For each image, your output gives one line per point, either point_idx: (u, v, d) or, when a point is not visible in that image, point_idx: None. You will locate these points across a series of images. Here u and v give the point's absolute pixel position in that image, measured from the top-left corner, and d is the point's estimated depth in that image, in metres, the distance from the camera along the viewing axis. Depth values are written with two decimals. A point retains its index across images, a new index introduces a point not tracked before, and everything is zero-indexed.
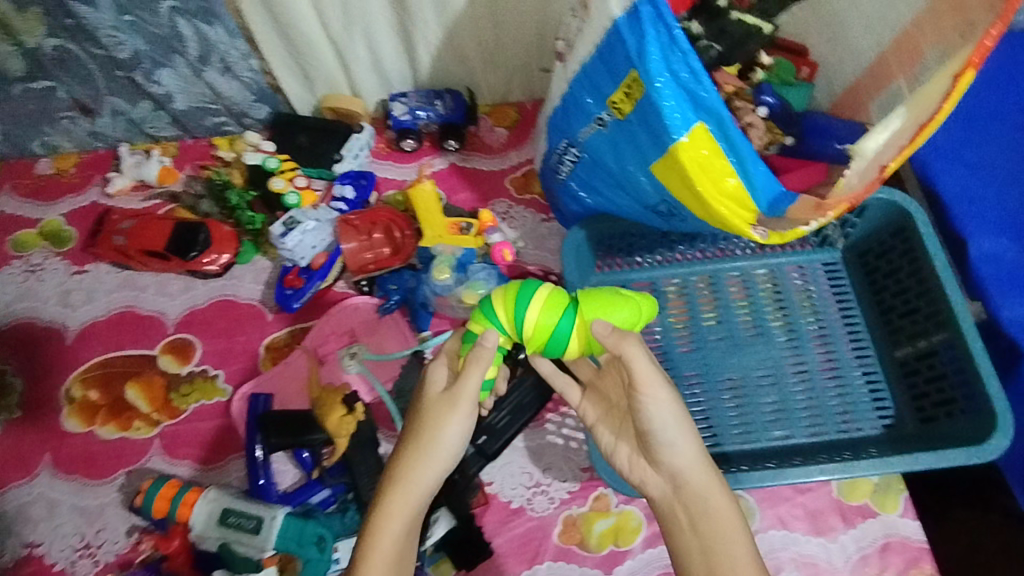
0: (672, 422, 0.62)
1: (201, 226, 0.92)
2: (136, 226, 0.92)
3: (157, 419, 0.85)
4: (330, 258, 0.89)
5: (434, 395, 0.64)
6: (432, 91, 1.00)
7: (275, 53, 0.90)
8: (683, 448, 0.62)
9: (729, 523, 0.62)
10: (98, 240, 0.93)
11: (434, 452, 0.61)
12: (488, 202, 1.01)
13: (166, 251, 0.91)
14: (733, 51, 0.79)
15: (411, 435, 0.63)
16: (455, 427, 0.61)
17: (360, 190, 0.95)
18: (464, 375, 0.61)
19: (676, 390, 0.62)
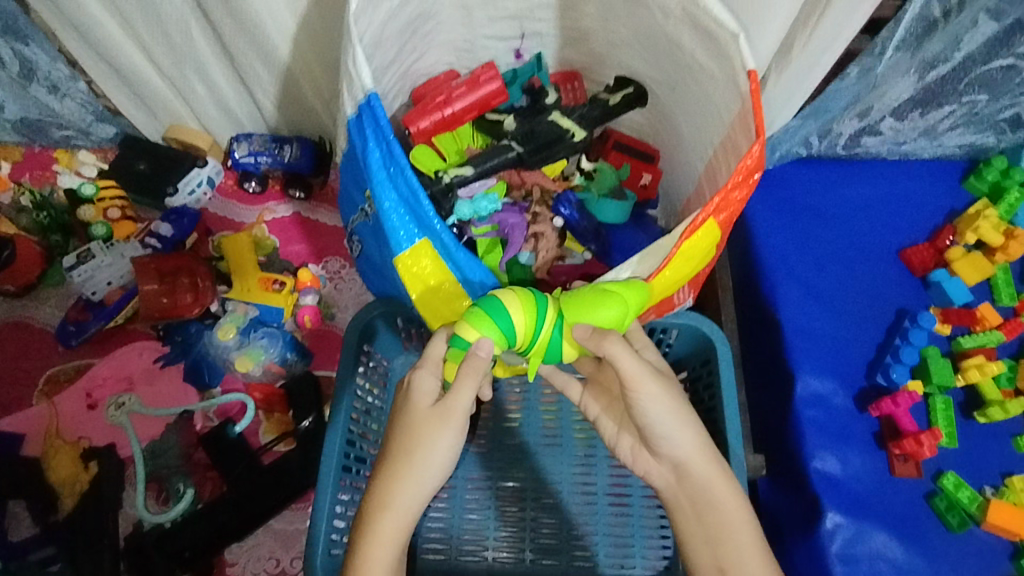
0: (667, 415, 0.58)
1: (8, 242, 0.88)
2: None
3: None
4: (125, 295, 0.85)
5: (423, 408, 0.57)
6: (279, 137, 0.97)
7: (103, 78, 0.88)
8: (685, 442, 0.59)
9: (734, 511, 0.61)
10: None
11: (426, 464, 0.56)
12: (321, 258, 0.97)
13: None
14: (536, 154, 0.75)
15: (406, 448, 0.57)
16: (446, 443, 0.56)
17: (179, 228, 0.91)
18: (458, 386, 0.56)
19: (667, 381, 0.58)
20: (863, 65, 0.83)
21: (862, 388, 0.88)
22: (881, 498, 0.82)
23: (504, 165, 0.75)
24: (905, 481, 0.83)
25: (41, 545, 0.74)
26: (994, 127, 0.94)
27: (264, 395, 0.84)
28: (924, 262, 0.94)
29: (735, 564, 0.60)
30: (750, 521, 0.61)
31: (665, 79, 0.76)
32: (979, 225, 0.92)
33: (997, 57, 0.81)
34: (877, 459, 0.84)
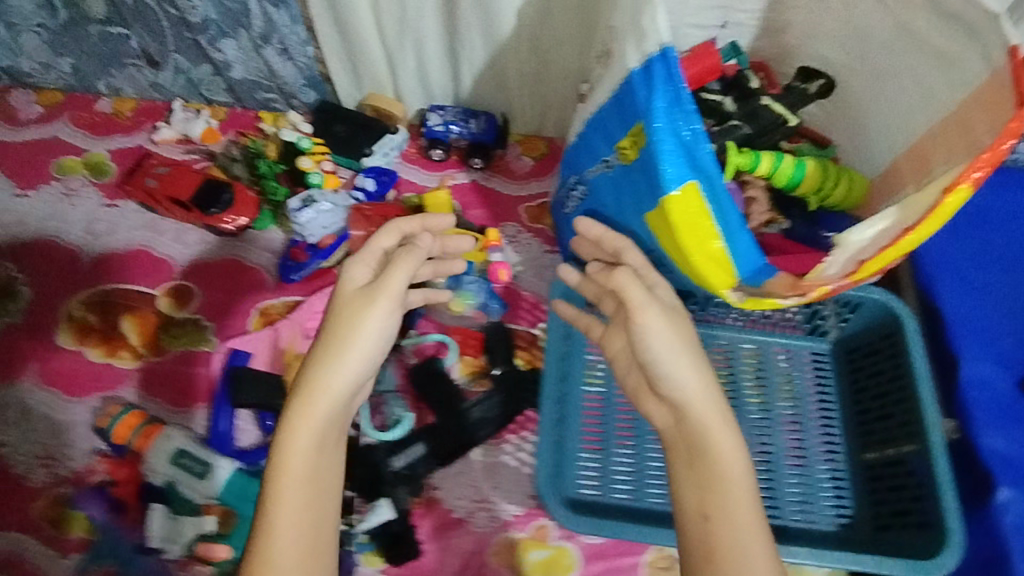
0: (668, 352, 0.65)
1: (228, 184, 0.99)
2: (170, 173, 0.99)
3: (142, 353, 0.90)
4: (337, 241, 0.95)
5: (351, 290, 0.66)
6: (470, 109, 1.05)
7: (330, 45, 0.96)
8: (690, 379, 0.64)
9: (735, 460, 0.63)
10: (131, 183, 0.99)
11: (353, 344, 0.63)
12: (499, 223, 1.05)
13: (190, 201, 0.97)
14: (760, 137, 0.82)
15: (335, 330, 0.63)
16: (375, 317, 0.64)
17: (381, 185, 1.00)
18: (391, 268, 0.66)
19: (674, 321, 0.66)
20: None
21: None
22: None
23: (736, 141, 0.80)
24: None
25: None
26: None
27: (463, 335, 0.92)
28: None
29: (725, 494, 0.62)
30: (750, 488, 0.63)
31: (865, 70, 0.83)
32: None
33: None
34: None
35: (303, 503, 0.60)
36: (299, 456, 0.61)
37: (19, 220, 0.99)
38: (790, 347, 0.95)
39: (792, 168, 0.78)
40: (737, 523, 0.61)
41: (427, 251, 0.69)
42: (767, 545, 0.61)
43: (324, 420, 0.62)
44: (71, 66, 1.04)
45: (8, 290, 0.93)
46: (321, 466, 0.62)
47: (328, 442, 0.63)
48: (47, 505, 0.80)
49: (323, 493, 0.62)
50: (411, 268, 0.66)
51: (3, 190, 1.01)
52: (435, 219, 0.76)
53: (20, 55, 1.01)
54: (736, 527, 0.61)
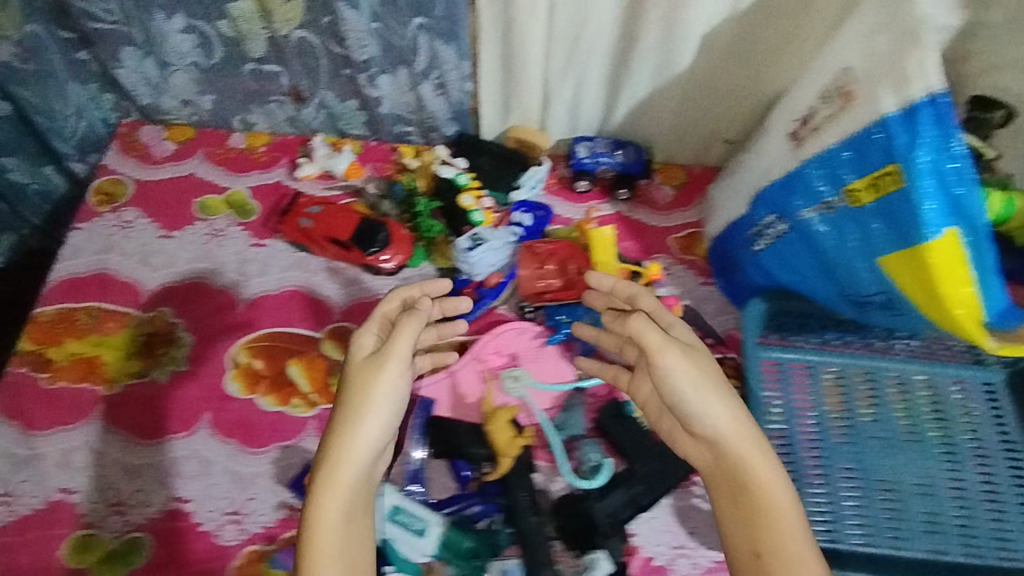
0: (692, 390, 0.69)
1: (383, 223, 0.97)
2: (324, 212, 0.97)
3: (314, 400, 0.88)
4: (504, 280, 0.93)
5: (360, 357, 0.71)
6: (616, 140, 1.04)
7: (489, 80, 0.95)
8: (720, 415, 0.69)
9: (776, 487, 0.67)
10: (286, 224, 0.97)
11: (374, 409, 0.67)
12: (651, 254, 1.03)
13: (349, 241, 0.95)
14: None
15: (351, 391, 0.68)
16: (388, 381, 0.68)
17: (537, 221, 0.98)
18: (396, 334, 0.70)
19: (691, 358, 0.70)
20: None
21: None
22: None
23: None
24: None
25: (473, 503, 0.80)
26: None
27: (642, 376, 0.89)
28: None
29: (770, 516, 0.67)
30: (792, 506, 0.67)
31: None
32: None
33: None
34: None
35: (337, 552, 0.63)
36: (333, 513, 0.64)
37: (168, 262, 0.97)
38: (962, 378, 0.92)
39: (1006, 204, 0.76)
40: (789, 558, 0.65)
41: (426, 316, 0.74)
42: (816, 563, 0.65)
43: (356, 475, 0.65)
44: (212, 103, 1.02)
45: (168, 337, 0.91)
46: (355, 518, 0.65)
47: (361, 497, 0.66)
48: (245, 564, 0.77)
49: (360, 542, 0.66)
50: (414, 333, 0.71)
51: (148, 231, 0.99)
52: (434, 283, 0.82)
53: (163, 93, 0.98)
54: (784, 559, 0.65)
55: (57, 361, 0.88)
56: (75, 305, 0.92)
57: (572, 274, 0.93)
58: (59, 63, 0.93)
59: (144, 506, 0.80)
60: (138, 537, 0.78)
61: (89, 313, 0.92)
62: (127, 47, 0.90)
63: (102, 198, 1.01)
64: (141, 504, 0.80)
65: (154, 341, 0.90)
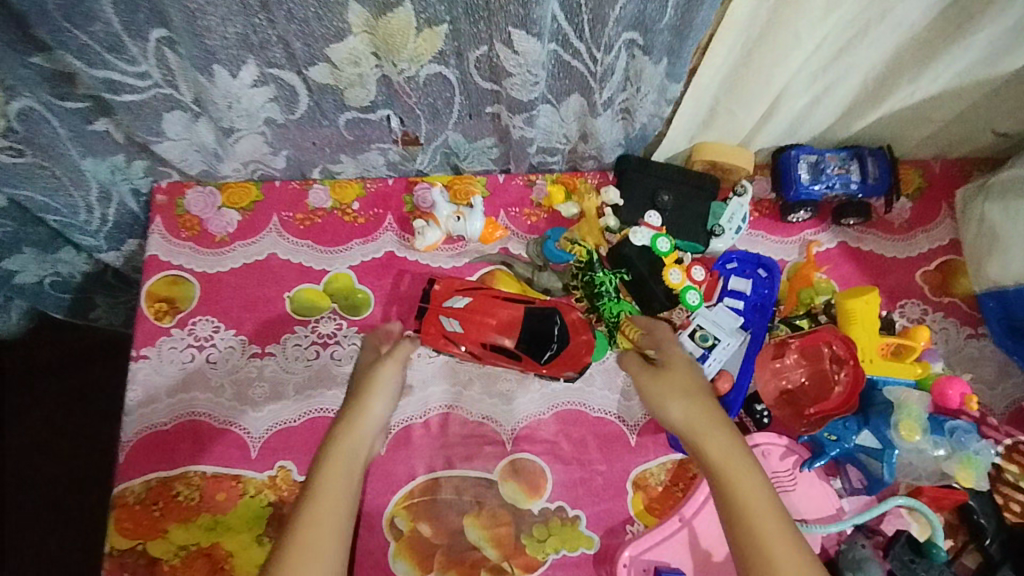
0: (674, 409, 0.59)
1: (552, 311, 0.70)
2: (472, 308, 0.69)
3: (507, 570, 0.68)
4: (738, 384, 0.68)
5: (365, 362, 0.68)
6: (850, 149, 0.76)
7: (698, 97, 0.65)
8: (681, 414, 0.59)
9: (744, 472, 0.54)
10: (424, 332, 0.70)
11: (375, 399, 0.63)
12: (897, 303, 0.77)
13: (516, 348, 0.69)
14: None
15: (359, 393, 0.64)
16: (388, 375, 0.65)
17: (757, 286, 0.72)
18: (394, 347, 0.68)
19: (681, 375, 0.62)
20: None
21: None
22: None
23: None
24: None
25: None
26: None
27: (938, 498, 0.66)
28: None
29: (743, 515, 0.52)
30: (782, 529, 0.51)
31: None
32: None
33: None
34: None
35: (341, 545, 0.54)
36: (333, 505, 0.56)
37: (273, 393, 0.72)
38: None
39: None
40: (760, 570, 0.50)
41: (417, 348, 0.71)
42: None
43: (358, 455, 0.60)
44: (287, 159, 0.72)
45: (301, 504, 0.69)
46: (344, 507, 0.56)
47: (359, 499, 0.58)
48: None
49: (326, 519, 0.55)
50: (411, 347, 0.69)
51: (236, 350, 0.74)
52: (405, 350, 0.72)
53: (222, 160, 0.69)
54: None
55: (165, 560, 0.67)
56: (168, 473, 0.69)
57: (828, 366, 0.67)
58: (69, 141, 0.64)
59: None
60: None
61: (189, 483, 0.69)
62: (173, 114, 0.60)
63: (161, 306, 0.75)
64: None
65: (284, 513, 0.68)
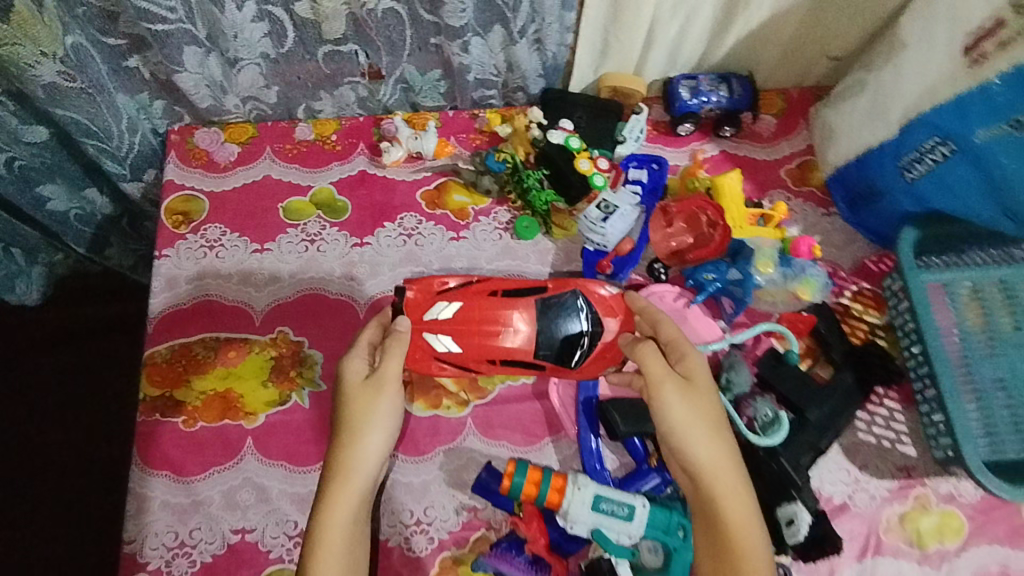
0: (684, 422, 0.69)
1: (573, 295, 0.78)
2: (474, 317, 0.76)
3: (465, 398, 0.85)
4: (637, 245, 0.88)
5: (358, 381, 0.73)
6: (719, 73, 0.96)
7: (590, 26, 0.86)
8: (707, 447, 0.69)
9: (748, 520, 0.67)
10: (414, 359, 0.78)
11: (375, 428, 0.71)
12: (766, 192, 0.98)
13: (536, 356, 0.77)
14: None
15: (361, 419, 0.71)
16: (387, 399, 0.72)
17: (652, 175, 0.92)
18: (385, 359, 0.73)
19: (684, 383, 0.71)
20: None
21: None
22: None
23: None
24: None
25: (653, 476, 0.78)
26: None
27: (792, 320, 0.86)
28: None
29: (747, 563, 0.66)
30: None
31: None
32: None
33: None
34: None
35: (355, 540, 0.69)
36: (348, 503, 0.69)
37: (271, 278, 0.90)
38: None
39: None
40: None
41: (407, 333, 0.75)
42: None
43: (364, 481, 0.70)
44: (277, 95, 0.92)
45: (297, 357, 0.86)
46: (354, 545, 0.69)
47: (363, 512, 0.71)
48: (442, 571, 0.78)
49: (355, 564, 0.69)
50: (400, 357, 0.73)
51: (241, 248, 0.91)
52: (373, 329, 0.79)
53: (226, 93, 0.89)
54: None
55: (188, 402, 0.83)
56: (189, 339, 0.86)
57: (704, 228, 0.87)
58: (108, 75, 0.83)
59: None
60: None
61: (206, 345, 0.86)
62: (190, 47, 0.79)
63: (178, 218, 0.92)
64: None
65: (284, 364, 0.85)
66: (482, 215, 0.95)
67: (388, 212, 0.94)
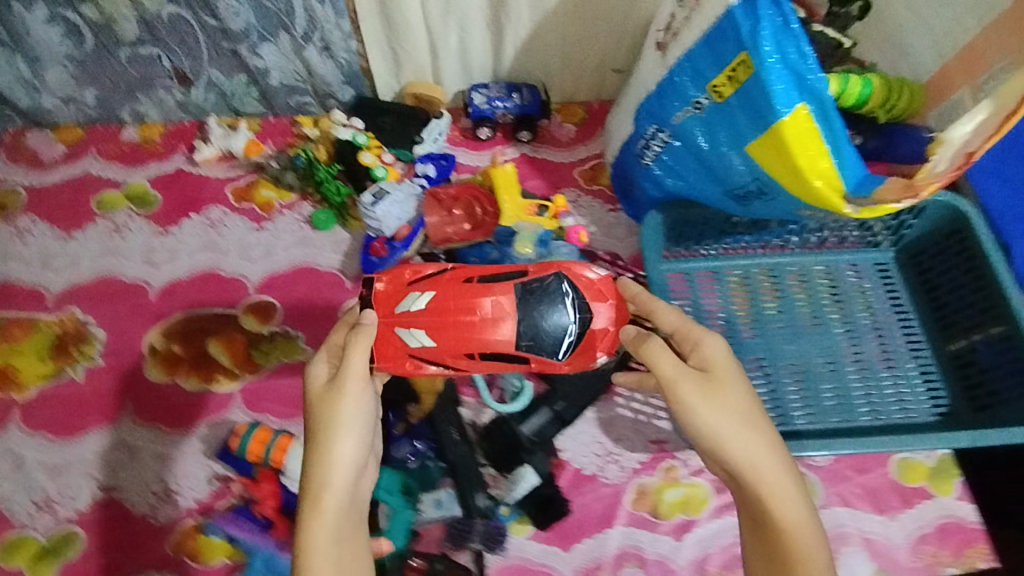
0: (735, 424, 0.62)
1: (556, 278, 0.71)
2: (434, 308, 0.69)
3: (238, 373, 0.88)
4: (414, 230, 0.93)
5: (317, 385, 0.65)
6: (511, 83, 1.05)
7: (372, 35, 0.95)
8: (751, 446, 0.61)
9: (803, 521, 0.61)
10: (384, 355, 0.70)
11: (343, 436, 0.62)
12: (558, 190, 1.06)
13: (514, 349, 0.69)
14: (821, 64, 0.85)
15: (324, 426, 0.62)
16: (352, 400, 0.63)
17: (440, 170, 1.00)
18: (349, 354, 0.64)
19: (704, 378, 0.63)
20: None
21: None
22: None
23: None
24: None
25: (403, 444, 0.81)
26: None
27: None
28: None
29: (807, 566, 0.60)
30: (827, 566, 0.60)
31: None
32: None
33: None
34: None
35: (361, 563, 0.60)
36: (330, 527, 0.59)
37: (70, 263, 0.95)
38: (855, 262, 0.99)
39: (860, 87, 0.81)
40: None
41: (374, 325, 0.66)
42: None
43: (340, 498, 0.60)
44: (95, 97, 1.00)
45: (81, 335, 0.90)
46: (348, 567, 0.60)
47: (350, 530, 0.61)
48: (184, 536, 0.78)
49: None
50: (366, 350, 0.64)
51: (47, 235, 0.97)
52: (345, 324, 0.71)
53: (41, 91, 0.98)
54: None
55: None
56: None
57: (479, 215, 0.95)
58: None
59: (74, 500, 0.81)
60: (72, 530, 0.79)
61: None
62: None
63: None
64: (70, 499, 0.81)
65: (65, 341, 0.89)
66: (287, 209, 1.01)
67: (196, 205, 1.00)
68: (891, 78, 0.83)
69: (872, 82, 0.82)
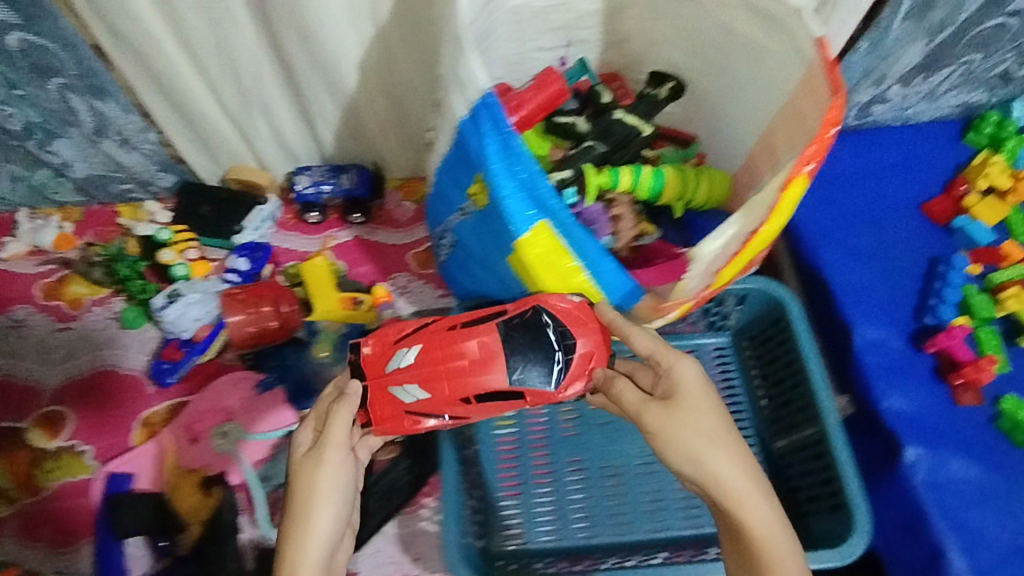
0: (699, 441, 0.58)
1: (535, 311, 0.64)
2: (422, 360, 0.64)
3: (14, 498, 0.84)
4: (214, 331, 0.89)
5: (299, 455, 0.63)
6: (337, 166, 1.00)
7: (171, 126, 0.91)
8: (722, 463, 0.57)
9: (776, 536, 0.56)
10: (381, 417, 0.64)
11: (322, 507, 0.60)
12: (388, 276, 1.02)
13: (522, 387, 0.63)
14: (617, 152, 0.81)
15: (302, 498, 0.60)
16: (327, 475, 0.60)
17: (254, 262, 0.96)
18: (330, 424, 0.62)
19: (669, 397, 0.60)
20: (873, 38, 0.89)
21: (911, 329, 0.94)
22: (954, 426, 0.88)
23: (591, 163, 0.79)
24: (967, 409, 0.89)
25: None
26: (986, 84, 1.03)
27: None
28: (945, 211, 1.01)
29: None
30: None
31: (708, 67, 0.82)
32: (989, 171, 0.99)
33: (990, 18, 0.88)
34: (940, 392, 0.90)
35: None
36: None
37: None
38: (692, 348, 0.94)
39: (651, 180, 0.78)
40: None
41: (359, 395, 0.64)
42: None
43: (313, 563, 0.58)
44: None
45: None
46: None
47: None
48: None
49: None
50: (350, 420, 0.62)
51: None
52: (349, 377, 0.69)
53: None
54: None
55: None
56: None
57: (287, 311, 0.89)
58: None
59: None
60: None
61: None
62: None
63: None
64: None
65: None
66: (96, 306, 0.96)
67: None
68: (690, 170, 0.82)
69: (666, 175, 0.79)
